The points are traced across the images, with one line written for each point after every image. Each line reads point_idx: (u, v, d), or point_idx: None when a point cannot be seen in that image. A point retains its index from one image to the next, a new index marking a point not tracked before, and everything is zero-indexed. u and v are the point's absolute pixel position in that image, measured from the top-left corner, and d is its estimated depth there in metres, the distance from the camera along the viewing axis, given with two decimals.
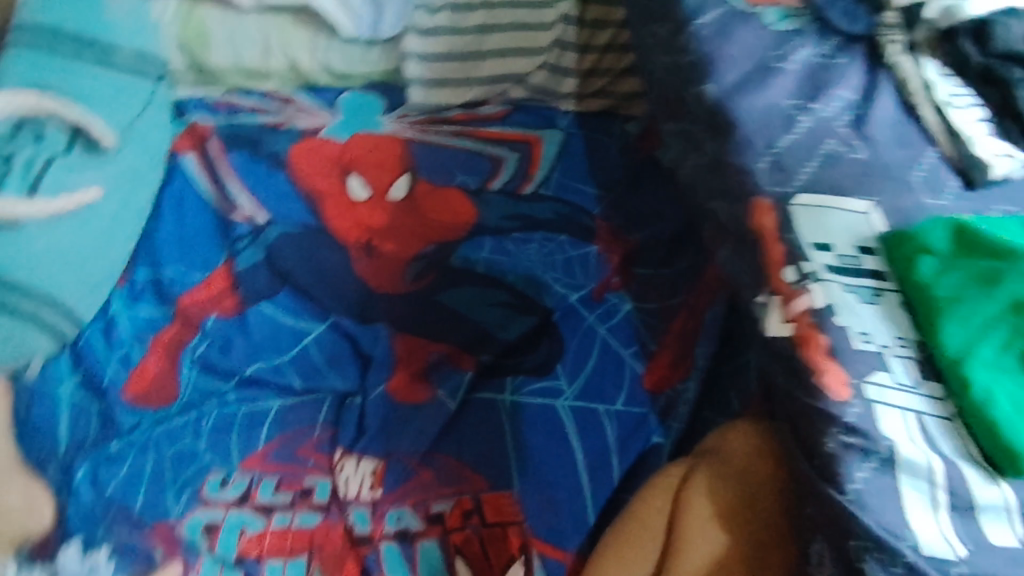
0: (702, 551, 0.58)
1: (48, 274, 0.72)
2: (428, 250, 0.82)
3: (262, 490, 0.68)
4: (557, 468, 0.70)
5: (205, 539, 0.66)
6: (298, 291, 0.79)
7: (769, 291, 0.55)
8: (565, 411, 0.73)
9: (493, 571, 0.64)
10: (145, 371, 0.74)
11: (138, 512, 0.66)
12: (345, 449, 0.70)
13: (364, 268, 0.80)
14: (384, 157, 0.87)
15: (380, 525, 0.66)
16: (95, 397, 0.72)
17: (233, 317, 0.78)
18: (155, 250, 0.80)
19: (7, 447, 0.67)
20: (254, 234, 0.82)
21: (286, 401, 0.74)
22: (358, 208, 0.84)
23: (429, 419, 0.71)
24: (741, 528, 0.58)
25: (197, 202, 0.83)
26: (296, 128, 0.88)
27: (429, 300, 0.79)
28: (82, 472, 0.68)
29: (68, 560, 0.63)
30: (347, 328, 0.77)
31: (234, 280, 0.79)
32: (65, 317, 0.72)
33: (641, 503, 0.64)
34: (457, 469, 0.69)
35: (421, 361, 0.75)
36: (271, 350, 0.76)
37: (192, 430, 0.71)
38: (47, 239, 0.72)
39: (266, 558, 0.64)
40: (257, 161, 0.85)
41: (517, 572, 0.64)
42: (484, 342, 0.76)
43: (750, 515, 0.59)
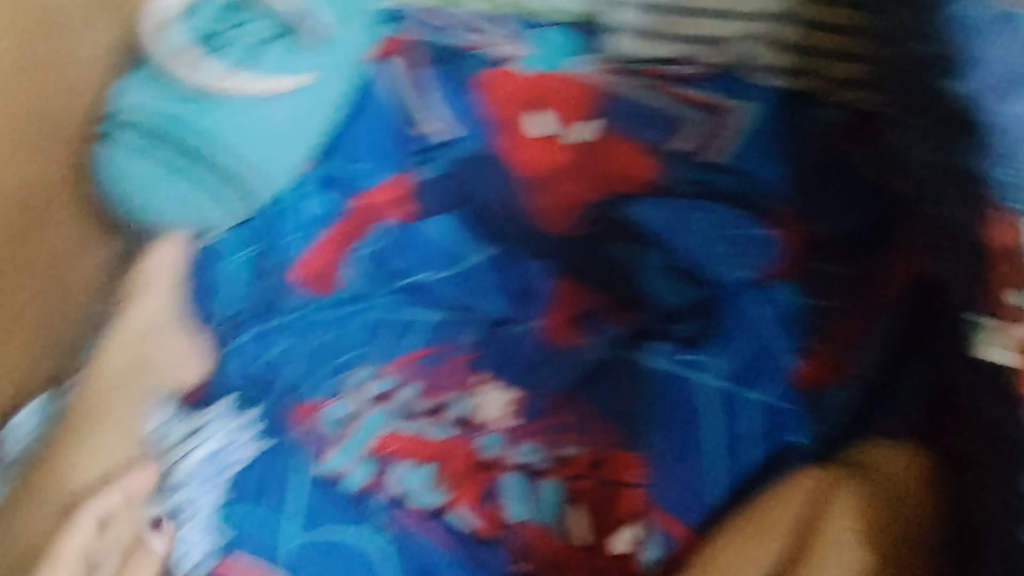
0: (844, 558, 0.57)
1: (232, 150, 0.78)
2: (602, 199, 0.82)
3: (403, 393, 0.73)
4: (688, 443, 0.68)
5: (343, 425, 0.72)
6: (476, 211, 0.83)
7: (990, 314, 0.51)
8: (709, 389, 0.70)
9: (604, 526, 0.67)
10: (318, 257, 0.81)
11: (287, 384, 0.74)
12: (487, 374, 0.74)
13: (540, 202, 0.83)
14: (576, 98, 0.85)
15: (509, 453, 0.70)
16: (267, 271, 0.79)
17: (407, 223, 0.83)
18: (347, 146, 0.85)
19: (179, 304, 0.78)
20: (438, 148, 0.85)
21: (440, 315, 0.78)
22: (541, 144, 0.84)
23: (574, 362, 0.74)
24: (887, 544, 0.58)
25: (389, 107, 0.86)
26: (489, 55, 0.87)
27: (594, 249, 0.80)
28: (248, 335, 0.76)
29: (216, 412, 0.72)
30: (508, 259, 0.80)
31: (414, 190, 0.84)
32: (241, 196, 0.79)
33: (774, 501, 0.62)
34: (589, 417, 0.72)
35: (576, 307, 0.78)
36: (437, 264, 0.81)
37: (351, 321, 0.77)
38: (250, 116, 0.78)
39: (397, 458, 0.70)
40: (451, 80, 0.86)
41: (628, 530, 0.66)
42: (640, 301, 0.77)
43: (897, 531, 0.58)
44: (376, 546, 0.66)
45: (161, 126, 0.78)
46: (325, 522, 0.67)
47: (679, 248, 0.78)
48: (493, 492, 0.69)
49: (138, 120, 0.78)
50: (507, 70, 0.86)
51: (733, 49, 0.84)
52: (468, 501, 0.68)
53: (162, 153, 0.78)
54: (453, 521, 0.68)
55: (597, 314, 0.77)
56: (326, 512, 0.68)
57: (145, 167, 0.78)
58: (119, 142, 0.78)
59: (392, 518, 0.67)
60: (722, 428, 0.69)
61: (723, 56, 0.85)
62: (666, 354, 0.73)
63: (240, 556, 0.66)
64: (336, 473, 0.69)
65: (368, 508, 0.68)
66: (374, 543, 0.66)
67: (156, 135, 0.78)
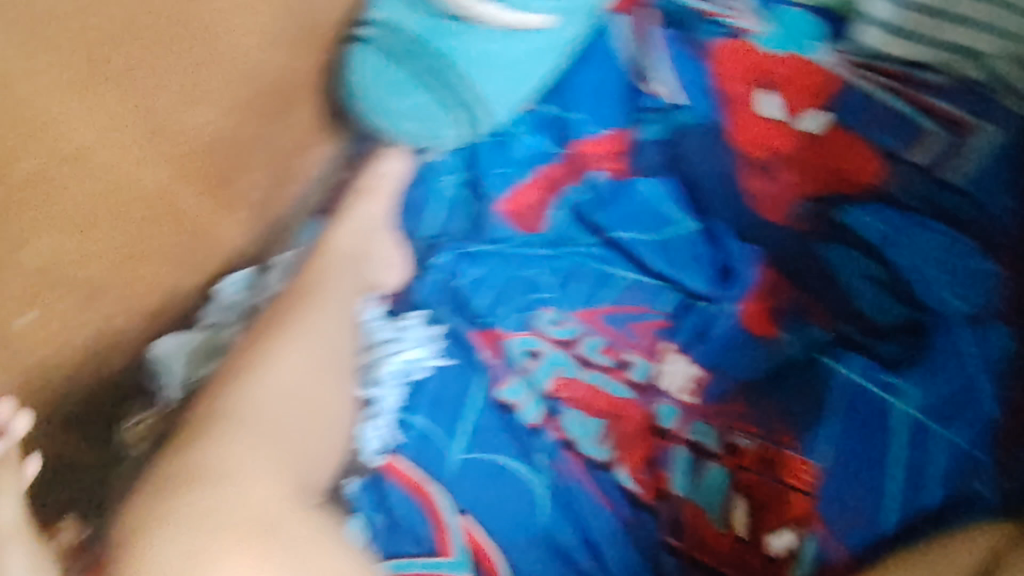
0: None
1: (479, 73, 0.78)
2: (823, 193, 0.80)
3: (587, 344, 0.76)
4: (869, 464, 0.67)
5: (527, 360, 0.75)
6: (688, 181, 0.82)
7: None
8: (899, 416, 0.68)
9: (765, 523, 0.66)
10: (523, 195, 0.83)
11: (478, 310, 0.77)
12: (674, 345, 0.76)
13: (754, 187, 0.81)
14: (807, 83, 0.83)
15: (683, 428, 0.72)
16: (475, 198, 0.83)
17: (617, 178, 0.83)
18: (566, 92, 0.86)
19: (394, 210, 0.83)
20: (664, 111, 0.84)
21: (637, 276, 0.79)
22: (766, 125, 0.82)
23: (766, 354, 0.75)
24: None
25: (613, 59, 0.86)
26: (728, 25, 0.86)
27: (805, 245, 0.78)
28: (446, 257, 0.80)
29: (415, 320, 0.77)
30: (716, 234, 0.80)
31: (629, 147, 0.84)
32: (477, 117, 0.81)
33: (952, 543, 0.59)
34: (768, 412, 0.72)
35: (777, 299, 0.77)
36: (641, 226, 0.81)
37: (546, 264, 0.80)
38: (493, 47, 0.77)
39: (571, 405, 0.72)
40: (682, 43, 0.86)
41: (787, 535, 0.65)
42: (845, 309, 0.76)
43: None
44: (539, 483, 0.69)
45: (401, 44, 0.78)
46: (494, 448, 0.70)
47: (895, 263, 0.76)
48: (657, 461, 0.70)
49: (390, 28, 0.78)
50: (741, 45, 0.84)
51: (984, 65, 0.81)
52: (634, 462, 0.70)
53: (399, 69, 0.78)
54: (615, 479, 0.70)
55: (795, 309, 0.77)
56: (496, 439, 0.71)
57: (382, 80, 0.79)
58: (360, 50, 0.79)
59: (557, 461, 0.70)
60: (905, 457, 0.66)
61: (972, 70, 0.81)
62: (858, 365, 0.72)
63: (403, 459, 0.70)
64: (512, 402, 0.72)
65: (539, 444, 0.71)
66: (538, 481, 0.69)
67: (395, 52, 0.78)
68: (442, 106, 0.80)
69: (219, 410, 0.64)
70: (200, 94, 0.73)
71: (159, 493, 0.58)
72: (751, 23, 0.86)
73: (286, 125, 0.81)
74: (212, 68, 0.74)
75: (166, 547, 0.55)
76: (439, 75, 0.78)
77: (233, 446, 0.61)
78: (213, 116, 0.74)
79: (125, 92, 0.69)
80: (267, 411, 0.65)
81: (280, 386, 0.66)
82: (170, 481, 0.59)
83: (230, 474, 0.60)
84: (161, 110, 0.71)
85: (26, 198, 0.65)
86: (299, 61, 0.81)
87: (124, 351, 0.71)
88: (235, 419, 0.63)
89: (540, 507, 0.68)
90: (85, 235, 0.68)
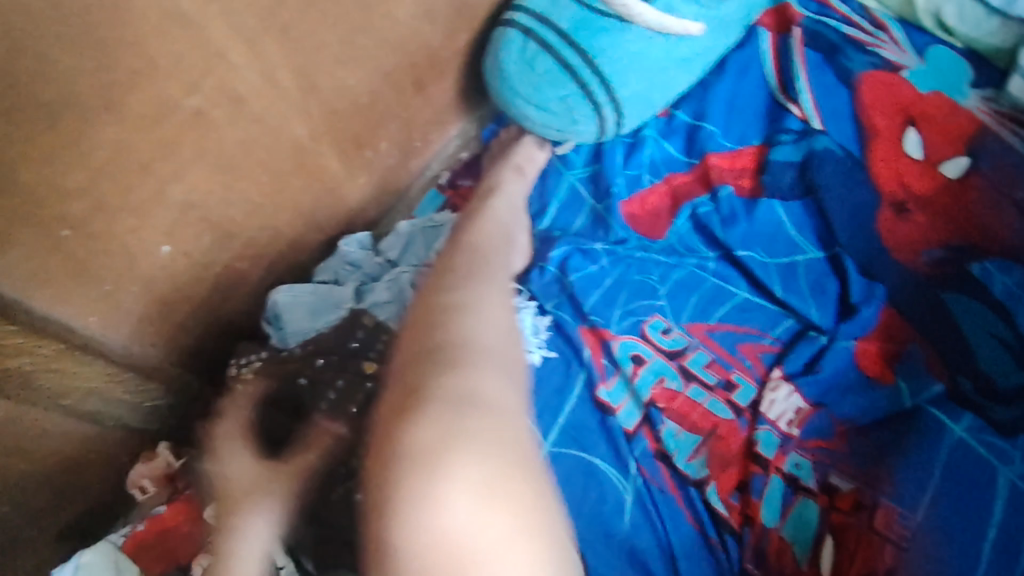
0: None
1: (625, 76, 0.79)
2: (957, 240, 0.77)
3: (694, 357, 0.75)
4: (964, 526, 0.64)
5: (631, 365, 0.74)
6: (818, 208, 0.81)
7: None
8: (1003, 482, 0.66)
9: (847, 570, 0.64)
10: (649, 199, 0.84)
11: (588, 307, 0.78)
12: (784, 374, 0.74)
13: (883, 223, 0.79)
14: (954, 126, 0.80)
15: (780, 459, 0.70)
16: (600, 197, 0.85)
17: (746, 195, 0.83)
18: (706, 104, 0.87)
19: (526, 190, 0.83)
20: (801, 135, 0.85)
21: (752, 298, 0.79)
22: (905, 162, 0.80)
23: (879, 398, 0.72)
24: None
25: (758, 79, 0.89)
26: (879, 56, 0.86)
27: (932, 293, 0.75)
28: (559, 252, 0.81)
29: (527, 307, 0.78)
30: (844, 268, 0.78)
31: (762, 166, 0.84)
32: (614, 118, 0.82)
33: None
34: (871, 457, 0.69)
35: (897, 343, 0.75)
36: (765, 248, 0.80)
37: (662, 272, 0.80)
38: (638, 45, 0.78)
39: (669, 416, 0.72)
40: (827, 70, 0.86)
41: None
42: (965, 366, 0.72)
43: None
44: (626, 489, 0.69)
45: (549, 35, 0.78)
46: (586, 448, 0.71)
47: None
48: (749, 487, 0.69)
49: (543, 19, 0.79)
50: (894, 78, 0.84)
51: None
52: (724, 485, 0.69)
53: (544, 59, 0.79)
54: (705, 498, 0.69)
55: (915, 355, 0.74)
56: (591, 438, 0.71)
57: (523, 68, 0.80)
58: (504, 40, 0.81)
59: (646, 469, 0.70)
60: (1005, 528, 0.63)
61: None
62: (966, 422, 0.69)
63: None
64: (611, 404, 0.73)
65: (633, 450, 0.71)
66: (626, 486, 0.69)
67: (542, 42, 0.79)
68: (579, 99, 0.80)
69: (445, 340, 0.56)
70: (360, 54, 0.71)
71: (410, 418, 0.49)
72: (909, 60, 0.86)
73: (424, 99, 0.84)
74: (375, 31, 0.72)
75: (454, 484, 0.46)
76: (583, 67, 0.78)
77: (481, 377, 0.54)
78: (368, 79, 0.74)
79: (286, 43, 0.63)
80: (491, 345, 0.57)
81: (489, 325, 0.59)
82: (412, 408, 0.50)
83: (492, 409, 0.51)
84: (294, 42, 0.64)
85: (169, 138, 0.58)
86: (454, 35, 0.82)
87: (244, 293, 0.76)
88: (465, 354, 0.55)
89: (626, 513, 0.68)
90: (228, 180, 0.66)
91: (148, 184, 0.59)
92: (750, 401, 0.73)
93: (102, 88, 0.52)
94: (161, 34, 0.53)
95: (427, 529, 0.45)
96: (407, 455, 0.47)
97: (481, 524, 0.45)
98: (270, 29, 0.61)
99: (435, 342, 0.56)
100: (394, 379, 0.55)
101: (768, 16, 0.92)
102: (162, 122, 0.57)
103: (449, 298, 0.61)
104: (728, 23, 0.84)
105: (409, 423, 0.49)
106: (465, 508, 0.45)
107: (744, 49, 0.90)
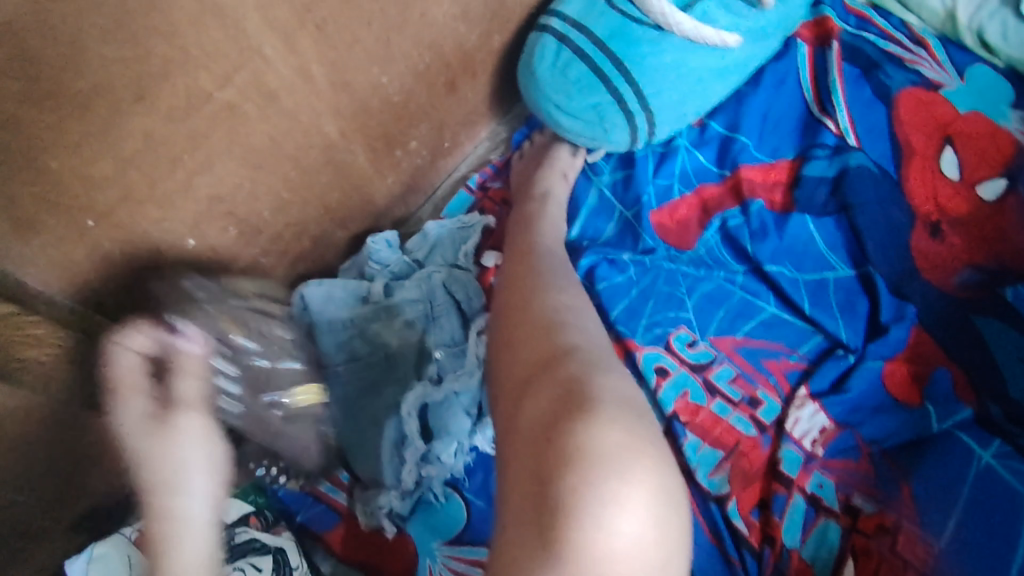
0: None
1: (659, 84, 0.79)
2: (991, 264, 0.75)
3: (719, 371, 0.74)
4: (988, 556, 0.62)
5: (656, 377, 0.74)
6: (851, 226, 0.79)
7: None
8: None
9: None
10: (677, 210, 0.83)
11: (614, 317, 0.78)
12: (811, 392, 0.72)
13: (916, 244, 0.77)
14: (993, 148, 0.78)
15: (803, 477, 0.69)
16: (629, 206, 0.84)
17: (778, 209, 0.81)
18: (740, 115, 0.85)
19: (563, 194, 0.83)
20: (835, 151, 0.82)
21: (781, 313, 0.77)
22: (940, 182, 0.78)
23: (907, 421, 0.70)
24: None
25: (795, 91, 0.87)
26: (919, 73, 0.85)
27: (965, 316, 0.73)
28: (586, 261, 0.80)
29: None
30: (874, 286, 0.77)
31: (797, 179, 0.82)
32: (647, 127, 0.81)
33: None
34: (897, 480, 0.68)
35: (927, 366, 0.73)
36: (793, 263, 0.79)
37: (689, 284, 0.79)
38: (674, 55, 0.78)
39: (692, 430, 0.71)
40: (864, 85, 0.85)
41: None
42: (995, 391, 0.70)
43: None
44: None
45: (584, 41, 0.78)
46: None
47: None
48: (771, 506, 0.68)
49: (580, 26, 0.79)
50: (934, 97, 0.83)
51: None
52: (746, 501, 0.69)
53: (577, 65, 0.78)
54: (726, 514, 0.68)
55: (944, 377, 0.72)
56: None
57: (556, 73, 0.79)
58: (539, 45, 0.81)
59: None
60: None
61: None
62: (993, 448, 0.67)
63: None
64: None
65: None
66: None
67: (576, 48, 0.78)
68: (611, 107, 0.79)
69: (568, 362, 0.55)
70: (394, 53, 0.71)
71: (591, 419, 0.50)
72: (948, 78, 0.86)
73: (457, 99, 0.83)
74: (412, 30, 0.71)
75: (635, 491, 0.48)
76: (616, 74, 0.78)
77: (616, 382, 0.55)
78: (402, 77, 0.73)
79: (322, 39, 0.63)
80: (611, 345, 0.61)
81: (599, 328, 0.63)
82: (587, 410, 0.51)
83: (639, 411, 0.53)
84: (329, 38, 0.63)
85: (199, 130, 0.58)
86: (491, 36, 0.81)
87: (267, 290, 0.76)
88: (582, 353, 0.57)
89: None
90: (257, 174, 0.66)
91: (176, 177, 0.59)
92: (774, 418, 0.72)
93: (136, 78, 0.51)
94: (195, 25, 0.53)
95: (614, 528, 0.47)
96: (576, 455, 0.48)
97: (656, 537, 0.48)
98: (306, 24, 0.60)
99: (559, 345, 0.58)
100: (524, 389, 0.56)
101: (807, 27, 0.91)
102: (193, 115, 0.57)
103: (558, 298, 0.65)
104: (763, 35, 0.83)
105: (592, 423, 0.50)
106: (644, 510, 0.48)
107: (781, 61, 0.88)
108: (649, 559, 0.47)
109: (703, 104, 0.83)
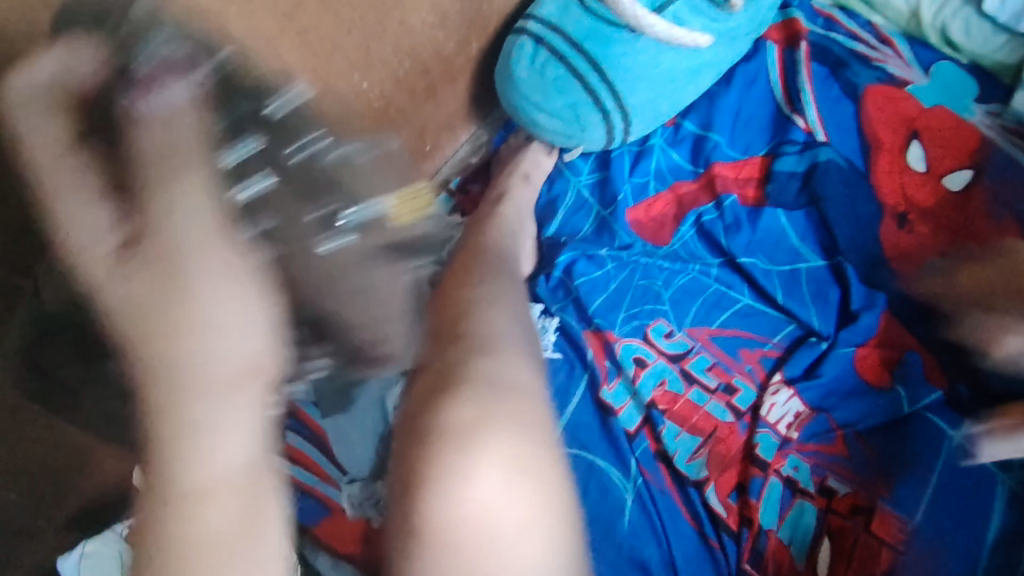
0: None
1: (633, 84, 0.81)
2: (960, 252, 0.77)
3: (696, 361, 0.76)
4: (964, 533, 0.65)
5: (634, 368, 0.76)
6: (821, 218, 0.81)
7: None
8: (1004, 487, 0.66)
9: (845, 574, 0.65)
10: (654, 206, 0.86)
11: (592, 311, 0.79)
12: (786, 379, 0.75)
13: (886, 235, 0.79)
14: (958, 140, 0.81)
15: (779, 461, 0.70)
16: (606, 204, 0.86)
17: (752, 204, 0.84)
18: (713, 114, 0.88)
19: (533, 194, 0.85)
20: (805, 146, 0.85)
21: (755, 304, 0.80)
22: (907, 175, 0.81)
23: (879, 404, 0.72)
24: None
25: (764, 90, 0.89)
26: (887, 70, 0.88)
27: (934, 302, 0.76)
28: (565, 258, 0.83)
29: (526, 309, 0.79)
30: (844, 274, 0.79)
31: (768, 175, 0.85)
32: (623, 127, 0.84)
33: None
34: (872, 465, 0.70)
35: (896, 350, 0.75)
36: (766, 255, 0.81)
37: (665, 278, 0.81)
38: (647, 55, 0.81)
39: (670, 417, 0.73)
40: (832, 84, 0.87)
41: None
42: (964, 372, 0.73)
43: None
44: (627, 489, 0.70)
45: (559, 43, 0.80)
46: (586, 447, 0.72)
47: None
48: (748, 488, 0.70)
49: (556, 28, 0.81)
50: (901, 93, 0.85)
51: None
52: (724, 485, 0.70)
53: (553, 65, 0.81)
54: (704, 497, 0.70)
55: (913, 360, 0.74)
56: (592, 438, 0.73)
57: (533, 74, 0.81)
58: (516, 48, 0.83)
59: (647, 470, 0.71)
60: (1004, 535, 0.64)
61: None
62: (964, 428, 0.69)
63: None
64: (613, 405, 0.74)
65: (634, 450, 0.72)
66: (627, 487, 0.70)
67: (552, 50, 0.81)
68: (588, 107, 0.82)
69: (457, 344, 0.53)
70: (373, 59, 0.74)
71: (451, 396, 0.49)
72: (914, 75, 0.88)
73: (436, 105, 0.85)
74: (389, 37, 0.74)
75: (488, 459, 0.46)
76: (592, 72, 0.80)
77: (498, 357, 0.52)
78: (382, 83, 0.76)
79: (303, 45, 0.66)
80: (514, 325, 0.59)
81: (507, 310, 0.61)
82: (451, 387, 0.49)
83: (516, 385, 0.51)
84: (309, 44, 0.66)
85: None
86: (468, 43, 0.84)
87: None
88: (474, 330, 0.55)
89: (626, 512, 0.69)
90: None
91: None
92: (750, 405, 0.74)
93: None
94: None
95: (464, 499, 0.45)
96: (167, 254, 0.34)
97: (518, 503, 0.45)
98: (288, 31, 0.64)
99: (455, 326, 0.56)
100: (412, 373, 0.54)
101: (775, 29, 0.93)
102: None
103: (471, 291, 0.63)
104: (734, 37, 0.86)
105: (453, 400, 0.48)
106: (495, 477, 0.45)
107: (750, 60, 0.91)
108: (503, 526, 0.45)
109: (677, 104, 0.86)
